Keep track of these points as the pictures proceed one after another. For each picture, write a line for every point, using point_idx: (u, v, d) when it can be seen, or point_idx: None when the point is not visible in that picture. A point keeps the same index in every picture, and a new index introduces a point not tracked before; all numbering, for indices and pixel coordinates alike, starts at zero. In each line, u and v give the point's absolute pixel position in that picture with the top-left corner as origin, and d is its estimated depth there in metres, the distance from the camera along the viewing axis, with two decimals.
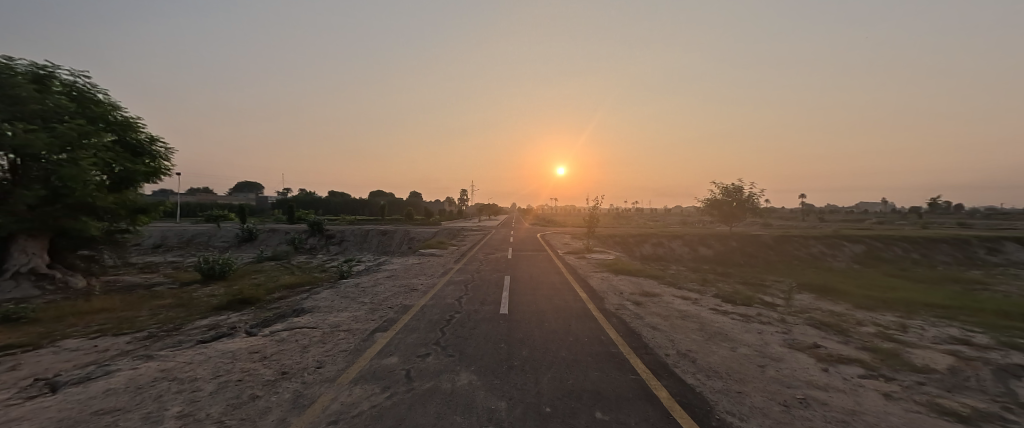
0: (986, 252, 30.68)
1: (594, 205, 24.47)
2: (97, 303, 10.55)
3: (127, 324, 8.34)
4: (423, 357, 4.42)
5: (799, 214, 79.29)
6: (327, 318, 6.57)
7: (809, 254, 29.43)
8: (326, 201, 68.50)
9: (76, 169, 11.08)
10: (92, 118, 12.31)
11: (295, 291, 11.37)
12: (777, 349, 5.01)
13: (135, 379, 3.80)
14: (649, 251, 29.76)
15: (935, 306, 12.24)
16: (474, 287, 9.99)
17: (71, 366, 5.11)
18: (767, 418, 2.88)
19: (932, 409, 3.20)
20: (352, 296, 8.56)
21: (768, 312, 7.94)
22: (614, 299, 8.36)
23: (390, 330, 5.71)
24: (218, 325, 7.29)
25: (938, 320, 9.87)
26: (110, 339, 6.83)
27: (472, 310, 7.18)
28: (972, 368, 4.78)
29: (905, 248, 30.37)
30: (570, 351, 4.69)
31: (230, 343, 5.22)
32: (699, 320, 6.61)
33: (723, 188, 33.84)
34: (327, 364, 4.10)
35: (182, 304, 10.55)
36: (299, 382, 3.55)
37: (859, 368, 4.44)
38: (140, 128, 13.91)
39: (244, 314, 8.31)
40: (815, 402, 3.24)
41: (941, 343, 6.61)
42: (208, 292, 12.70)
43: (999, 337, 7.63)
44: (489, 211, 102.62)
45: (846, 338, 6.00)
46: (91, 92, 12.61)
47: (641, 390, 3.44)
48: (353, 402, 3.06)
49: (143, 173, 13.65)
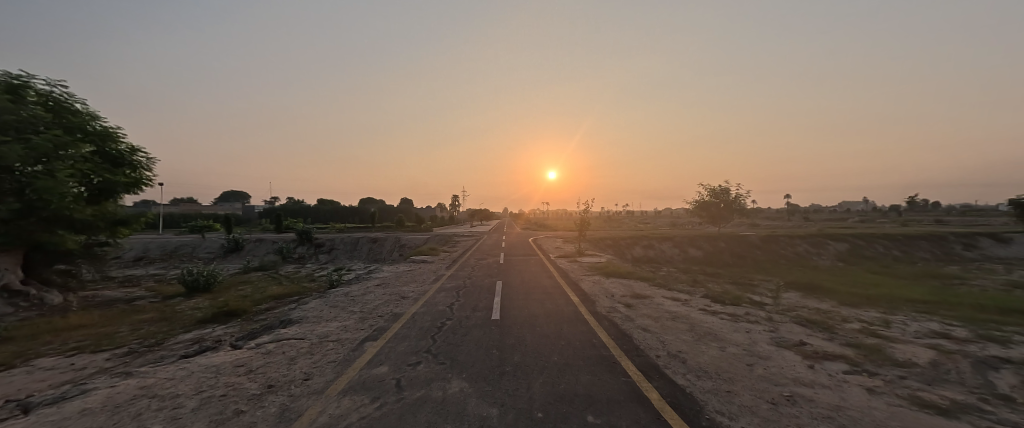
0: (963, 248, 31.75)
1: (584, 208, 24.79)
2: (75, 319, 10.20)
3: (107, 340, 8.04)
4: (414, 365, 4.37)
5: (786, 213, 80.55)
6: (315, 328, 6.43)
7: (796, 253, 30.09)
8: (316, 210, 67.69)
9: (53, 181, 10.71)
10: (69, 128, 11.93)
11: (283, 302, 11.15)
12: (764, 348, 5.09)
13: (113, 397, 3.66)
14: (640, 253, 30.13)
15: (916, 301, 12.59)
16: (466, 293, 9.88)
17: (46, 387, 4.89)
18: (756, 416, 2.91)
19: (913, 402, 3.28)
20: (342, 306, 8.40)
21: (756, 311, 8.08)
22: (605, 303, 8.39)
23: (381, 338, 5.64)
24: (203, 339, 7.09)
25: (919, 314, 10.16)
26: (88, 357, 6.57)
27: (464, 317, 7.13)
28: (952, 361, 4.93)
29: (886, 245, 31.22)
30: (562, 355, 4.69)
31: (214, 357, 5.08)
32: (688, 321, 6.68)
33: (711, 189, 34.38)
34: (314, 376, 4.02)
35: (165, 319, 10.21)
36: (286, 395, 3.47)
37: (844, 364, 4.53)
38: (120, 138, 13.54)
39: (230, 327, 8.09)
40: (802, 399, 3.29)
41: (922, 338, 6.81)
42: (192, 305, 12.31)
43: (977, 331, 7.86)
44: (482, 216, 102.98)
45: (830, 335, 6.13)
46: (68, 102, 12.25)
47: (632, 392, 3.45)
48: (342, 414, 3.01)
49: (123, 184, 13.32)
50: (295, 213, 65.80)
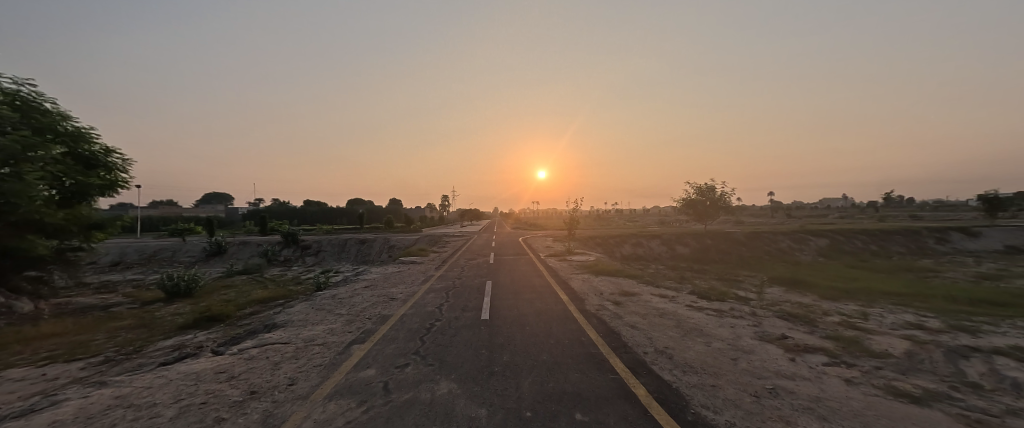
0: (936, 242, 33.06)
1: (574, 207, 24.94)
2: (47, 328, 9.79)
3: (81, 348, 7.74)
4: (402, 367, 4.33)
5: (769, 210, 82.66)
6: (300, 332, 6.31)
7: (779, 249, 30.84)
8: (302, 211, 66.41)
9: (21, 184, 10.16)
10: (38, 128, 11.39)
11: (268, 306, 10.91)
12: (748, 342, 5.21)
13: (86, 408, 3.52)
14: (628, 251, 30.47)
15: (892, 294, 13.05)
16: (455, 293, 9.82)
17: (14, 399, 4.68)
18: (739, 409, 2.97)
19: (888, 392, 3.40)
20: (329, 309, 8.25)
21: (741, 306, 8.26)
22: (594, 301, 8.45)
23: (368, 341, 5.57)
24: (183, 345, 6.88)
25: (895, 307, 10.54)
26: (60, 366, 6.31)
27: (453, 317, 7.09)
28: (925, 351, 5.12)
29: (864, 240, 32.29)
30: (551, 354, 4.71)
31: (194, 364, 4.93)
32: (675, 318, 6.78)
33: (697, 187, 34.97)
34: (299, 381, 3.94)
35: (144, 325, 9.88)
36: (269, 401, 3.40)
37: (823, 356, 4.66)
38: (93, 139, 13.01)
39: (212, 332, 7.88)
40: (783, 391, 3.38)
41: (898, 329, 7.06)
42: (173, 311, 11.94)
43: (948, 322, 8.19)
44: (472, 216, 102.70)
45: (811, 328, 6.30)
46: (37, 102, 11.70)
47: (619, 389, 3.48)
48: (327, 419, 2.96)
49: (97, 186, 12.91)
50: (280, 214, 64.42)
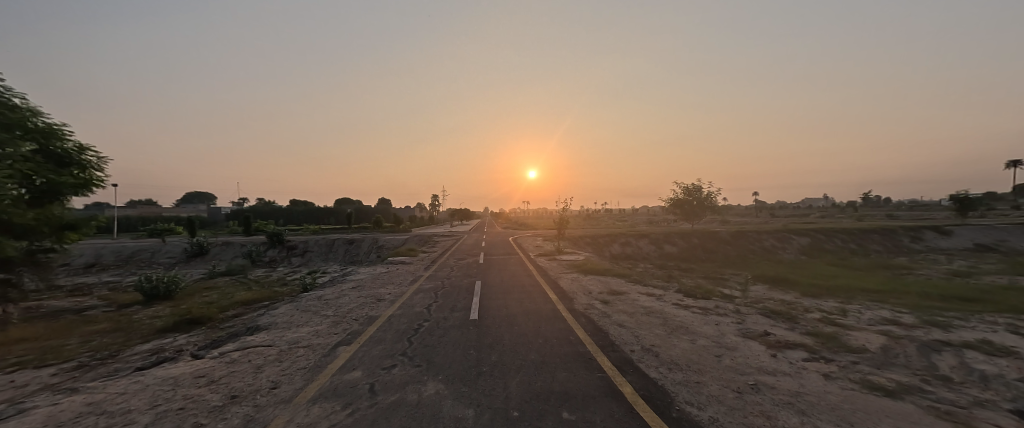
0: (911, 240, 34.28)
1: (563, 207, 25.04)
2: (15, 332, 9.37)
3: (52, 354, 7.43)
4: (388, 368, 4.28)
5: (754, 209, 84.49)
6: (285, 335, 6.19)
7: (763, 247, 31.56)
8: (288, 211, 65.11)
9: None
10: (7, 124, 10.87)
11: (252, 307, 10.66)
12: (731, 339, 5.32)
13: (55, 416, 3.38)
14: (617, 250, 30.76)
15: (869, 291, 13.49)
16: (444, 294, 9.76)
17: None
18: (722, 405, 3.03)
19: (864, 386, 3.51)
20: (314, 310, 8.11)
21: (725, 304, 8.43)
22: (583, 300, 8.50)
23: (355, 342, 5.49)
24: (161, 349, 6.67)
25: (872, 303, 10.89)
26: (29, 373, 6.05)
27: (442, 318, 7.06)
28: (900, 345, 5.31)
29: (844, 239, 33.30)
30: (539, 353, 4.73)
31: (172, 368, 4.78)
32: (662, 316, 6.88)
33: (684, 187, 35.52)
34: (282, 384, 3.86)
35: (120, 329, 9.55)
36: (251, 406, 3.32)
37: (804, 352, 4.79)
38: (66, 136, 12.50)
39: (193, 336, 7.66)
40: (765, 386, 3.45)
41: (874, 324, 7.30)
42: (151, 314, 11.57)
43: (921, 317, 8.50)
44: (462, 216, 102.19)
45: (792, 325, 6.46)
46: (4, 96, 11.16)
47: (606, 387, 3.51)
48: (310, 423, 2.91)
49: (70, 186, 12.42)
50: (265, 214, 63.01)
